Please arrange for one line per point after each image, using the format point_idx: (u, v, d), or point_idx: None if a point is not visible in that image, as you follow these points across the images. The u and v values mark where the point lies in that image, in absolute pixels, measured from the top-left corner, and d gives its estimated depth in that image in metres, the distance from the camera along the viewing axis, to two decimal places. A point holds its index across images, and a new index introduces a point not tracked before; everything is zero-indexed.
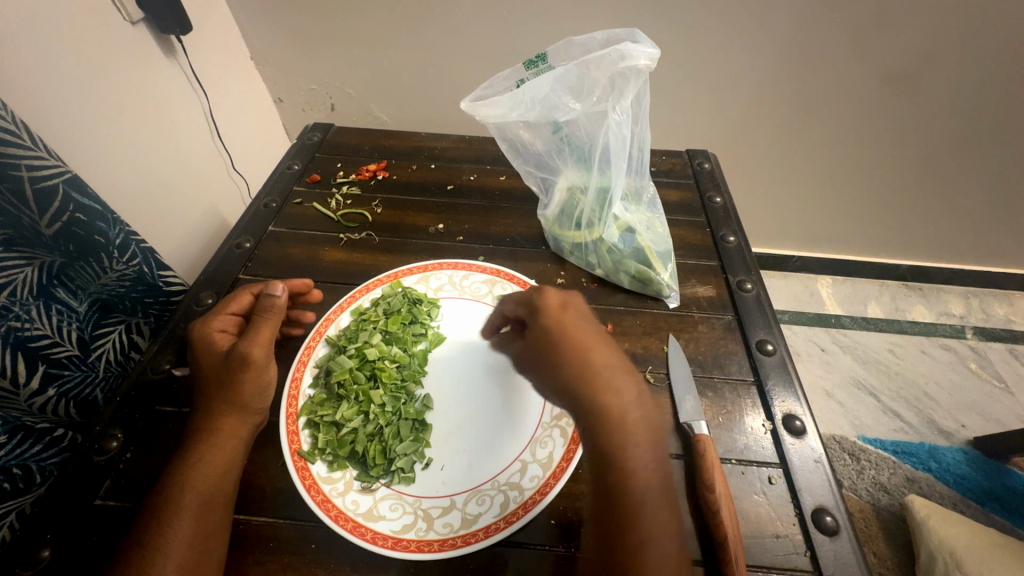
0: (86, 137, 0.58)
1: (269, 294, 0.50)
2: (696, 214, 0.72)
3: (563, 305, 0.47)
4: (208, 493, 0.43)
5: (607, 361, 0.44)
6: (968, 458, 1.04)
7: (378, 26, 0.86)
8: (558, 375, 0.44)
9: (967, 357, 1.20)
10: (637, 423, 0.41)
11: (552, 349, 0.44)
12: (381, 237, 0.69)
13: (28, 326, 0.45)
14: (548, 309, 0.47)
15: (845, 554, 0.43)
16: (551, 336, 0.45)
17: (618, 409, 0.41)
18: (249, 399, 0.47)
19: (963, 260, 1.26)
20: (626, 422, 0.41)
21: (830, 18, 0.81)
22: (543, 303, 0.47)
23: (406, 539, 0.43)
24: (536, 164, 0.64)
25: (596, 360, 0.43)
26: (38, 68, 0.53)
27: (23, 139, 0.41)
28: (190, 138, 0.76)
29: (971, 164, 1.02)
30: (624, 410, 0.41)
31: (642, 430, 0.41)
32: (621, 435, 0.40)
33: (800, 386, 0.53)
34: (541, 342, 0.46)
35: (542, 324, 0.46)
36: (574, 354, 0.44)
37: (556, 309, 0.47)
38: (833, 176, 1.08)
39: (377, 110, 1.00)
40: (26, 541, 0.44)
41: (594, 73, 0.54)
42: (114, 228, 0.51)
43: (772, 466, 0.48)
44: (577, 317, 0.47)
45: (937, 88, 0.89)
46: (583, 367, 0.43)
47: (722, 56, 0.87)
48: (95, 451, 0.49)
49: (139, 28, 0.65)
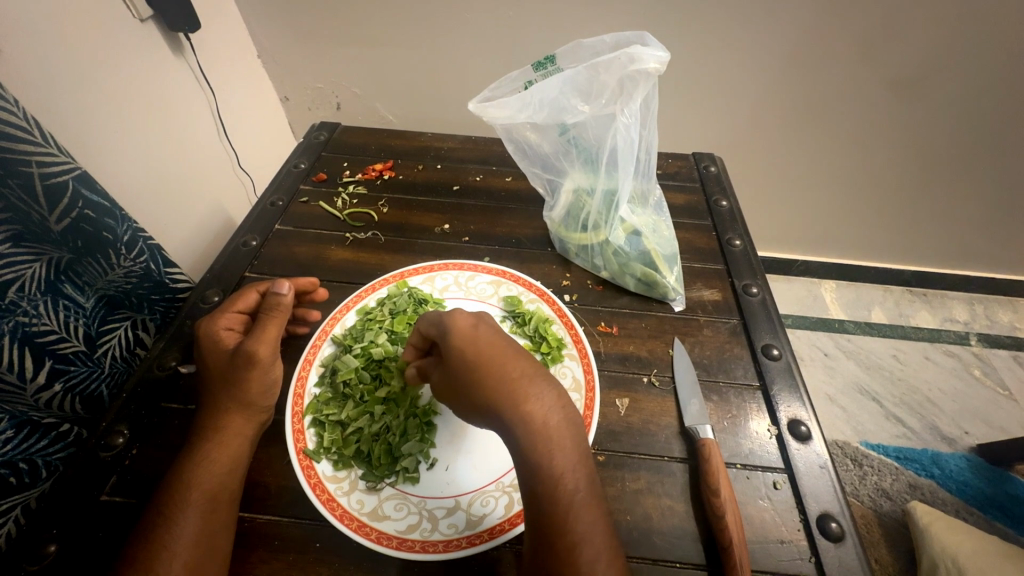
0: (94, 134, 0.58)
1: (275, 292, 0.50)
2: (702, 218, 0.72)
3: (474, 322, 0.45)
4: (214, 491, 0.43)
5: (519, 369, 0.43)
6: (971, 465, 1.04)
7: (385, 26, 0.86)
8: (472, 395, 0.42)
9: (971, 364, 1.20)
10: (559, 439, 0.40)
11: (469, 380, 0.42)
12: (387, 237, 0.69)
13: (35, 320, 0.45)
14: (459, 326, 0.44)
15: (849, 560, 0.43)
16: (463, 358, 0.43)
17: (542, 426, 0.40)
18: (256, 396, 0.48)
19: (968, 266, 1.26)
20: (553, 438, 0.40)
21: (838, 23, 0.81)
22: (454, 321, 0.45)
23: (411, 539, 0.44)
24: (542, 165, 0.64)
25: (513, 377, 0.42)
26: (48, 64, 0.53)
27: (34, 136, 0.41)
28: (196, 135, 0.76)
29: (977, 171, 1.02)
30: (548, 426, 0.40)
31: (566, 446, 0.40)
32: (548, 456, 0.39)
33: (806, 391, 0.53)
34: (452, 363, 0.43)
35: (453, 344, 0.43)
36: (493, 386, 0.41)
37: (466, 326, 0.44)
38: (839, 180, 1.08)
39: (383, 109, 1.00)
40: (32, 536, 0.44)
41: (604, 77, 0.54)
42: (123, 225, 0.51)
43: (777, 471, 0.48)
44: (488, 332, 0.45)
45: (944, 94, 0.89)
46: (502, 396, 0.41)
47: (729, 59, 0.87)
48: (101, 447, 0.49)
49: (148, 26, 0.66)
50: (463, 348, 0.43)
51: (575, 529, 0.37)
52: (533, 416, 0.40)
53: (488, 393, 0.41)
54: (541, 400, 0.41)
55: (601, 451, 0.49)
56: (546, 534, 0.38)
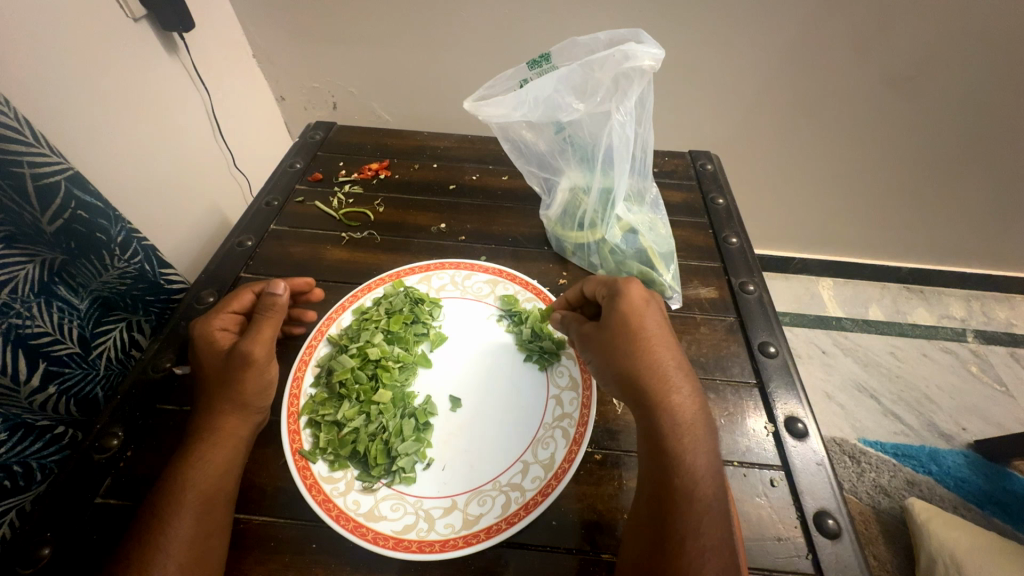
0: (88, 134, 0.58)
1: (271, 292, 0.50)
2: (699, 215, 0.72)
3: (645, 297, 0.47)
4: (209, 492, 0.43)
5: (671, 364, 0.44)
6: (968, 462, 1.04)
7: (380, 25, 0.86)
8: (624, 374, 0.44)
9: (968, 360, 1.20)
10: (699, 427, 0.41)
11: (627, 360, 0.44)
12: (382, 237, 0.69)
13: (29, 323, 0.45)
14: (631, 302, 0.46)
15: (846, 556, 0.43)
16: (621, 326, 0.45)
17: (681, 415, 0.42)
18: (251, 397, 0.47)
19: (964, 263, 1.26)
20: (692, 436, 0.41)
21: (833, 20, 0.81)
22: (625, 300, 0.46)
23: (407, 539, 0.43)
24: (538, 164, 0.64)
25: (667, 365, 0.44)
26: (40, 63, 0.52)
27: (24, 136, 0.41)
28: (191, 134, 0.76)
29: (972, 168, 1.02)
30: (691, 416, 0.42)
31: (706, 429, 0.42)
32: (685, 450, 0.40)
33: (803, 388, 0.53)
34: (607, 328, 0.46)
35: (617, 311, 0.46)
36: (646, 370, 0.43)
37: (638, 298, 0.47)
38: (836, 177, 1.08)
39: (379, 108, 1.00)
40: (26, 539, 0.44)
41: (598, 74, 0.53)
42: (117, 225, 0.50)
43: (774, 468, 0.48)
44: (656, 313, 0.47)
45: (939, 91, 0.89)
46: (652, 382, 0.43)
47: (725, 57, 0.87)
48: (95, 449, 0.49)
49: (142, 25, 0.65)
50: (625, 316, 0.46)
51: (697, 523, 0.37)
52: (681, 400, 0.42)
53: (645, 376, 0.43)
54: (686, 393, 0.43)
55: (598, 450, 0.49)
56: (664, 519, 0.38)
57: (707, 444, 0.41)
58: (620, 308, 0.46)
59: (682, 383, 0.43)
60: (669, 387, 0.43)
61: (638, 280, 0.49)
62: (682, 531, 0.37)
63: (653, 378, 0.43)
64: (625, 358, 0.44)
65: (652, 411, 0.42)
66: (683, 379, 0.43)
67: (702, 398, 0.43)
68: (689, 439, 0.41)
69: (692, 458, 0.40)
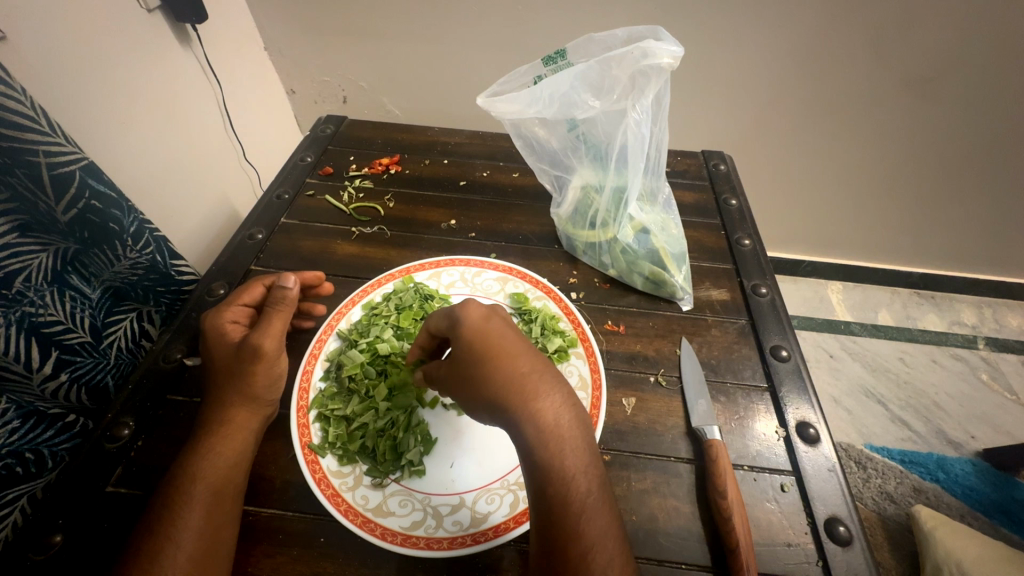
0: (101, 126, 0.58)
1: (281, 285, 0.50)
2: (712, 216, 0.71)
3: (487, 313, 0.43)
4: (219, 483, 0.43)
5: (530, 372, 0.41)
6: (976, 470, 1.03)
7: (392, 20, 0.86)
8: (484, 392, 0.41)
9: (978, 368, 1.19)
10: (567, 432, 0.40)
11: (481, 378, 0.41)
12: (393, 232, 0.69)
13: (42, 311, 0.45)
14: (470, 320, 0.42)
15: (857, 564, 0.42)
16: (474, 350, 0.41)
17: (553, 427, 0.40)
18: (261, 390, 0.48)
19: (977, 269, 1.25)
20: (562, 441, 0.39)
21: (852, 20, 0.80)
22: (466, 312, 0.43)
23: (415, 535, 0.43)
24: (551, 161, 0.63)
25: (524, 375, 0.41)
26: (57, 53, 0.53)
27: (39, 124, 0.40)
28: (203, 126, 0.76)
29: (988, 172, 1.00)
30: (558, 422, 0.40)
31: (571, 433, 0.40)
32: (560, 457, 0.39)
33: (815, 393, 0.52)
34: (463, 354, 0.41)
35: (465, 337, 0.42)
36: (505, 385, 0.40)
37: (477, 317, 0.43)
38: (849, 180, 1.07)
39: (389, 103, 1.00)
40: (37, 525, 0.44)
41: (616, 71, 0.53)
42: (129, 216, 0.50)
43: (784, 474, 0.48)
44: (502, 327, 0.43)
45: (958, 94, 0.87)
46: (510, 393, 0.40)
47: (740, 56, 0.86)
48: (106, 438, 0.49)
49: (156, 16, 0.65)
50: (473, 341, 0.41)
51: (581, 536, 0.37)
52: (550, 411, 0.40)
53: (505, 392, 0.40)
54: (553, 399, 0.41)
55: (607, 451, 0.49)
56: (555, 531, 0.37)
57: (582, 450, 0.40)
58: (470, 335, 0.42)
59: (544, 389, 0.41)
60: (532, 401, 0.40)
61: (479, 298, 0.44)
62: (575, 547, 0.36)
63: (516, 396, 0.40)
64: (489, 382, 0.40)
65: (523, 433, 0.39)
66: (547, 385, 0.41)
67: (568, 398, 0.41)
68: (563, 446, 0.39)
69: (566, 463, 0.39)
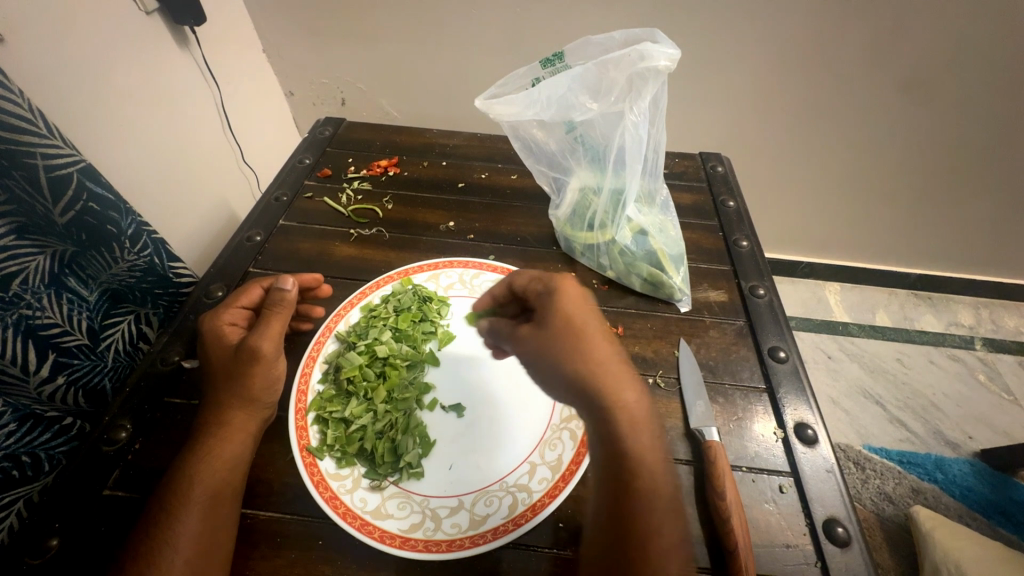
0: (99, 128, 0.58)
1: (280, 287, 0.51)
2: (709, 218, 0.71)
3: (586, 296, 0.46)
4: (218, 486, 0.43)
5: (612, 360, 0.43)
6: (974, 470, 1.03)
7: (390, 22, 0.86)
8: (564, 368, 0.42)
9: (976, 368, 1.19)
10: (642, 421, 0.41)
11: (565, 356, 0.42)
12: (391, 234, 0.69)
13: (39, 313, 0.45)
14: (565, 301, 0.45)
15: (856, 565, 0.42)
16: (565, 326, 0.43)
17: (629, 416, 0.41)
18: (260, 392, 0.47)
19: (974, 270, 1.25)
20: (636, 431, 0.40)
21: (848, 22, 0.80)
22: (564, 293, 0.45)
23: (414, 538, 0.43)
24: (549, 163, 0.63)
25: (605, 361, 0.42)
26: (55, 56, 0.53)
27: (37, 126, 0.40)
28: (201, 128, 0.76)
29: (984, 174, 1.01)
30: (633, 411, 0.41)
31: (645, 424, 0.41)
32: (632, 445, 0.40)
33: (813, 395, 0.52)
34: (552, 332, 0.44)
35: (559, 312, 0.44)
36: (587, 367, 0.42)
37: (574, 298, 0.45)
38: (846, 181, 1.07)
39: (388, 105, 1.00)
40: (33, 529, 0.44)
41: (613, 73, 0.53)
42: (127, 218, 0.50)
43: (782, 475, 0.48)
44: (591, 312, 0.45)
45: (953, 96, 0.88)
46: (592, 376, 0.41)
47: (737, 58, 0.86)
48: (104, 441, 0.49)
49: (154, 19, 0.66)
50: (571, 315, 0.44)
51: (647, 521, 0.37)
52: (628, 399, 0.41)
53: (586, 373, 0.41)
54: (630, 389, 0.42)
55: None
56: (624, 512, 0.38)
57: (654, 437, 0.41)
58: (569, 309, 0.44)
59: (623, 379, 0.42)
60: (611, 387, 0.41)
61: (575, 282, 0.47)
62: (643, 530, 0.37)
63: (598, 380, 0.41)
64: (573, 357, 0.42)
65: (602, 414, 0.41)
66: (626, 376, 0.43)
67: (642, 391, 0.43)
68: (635, 433, 0.40)
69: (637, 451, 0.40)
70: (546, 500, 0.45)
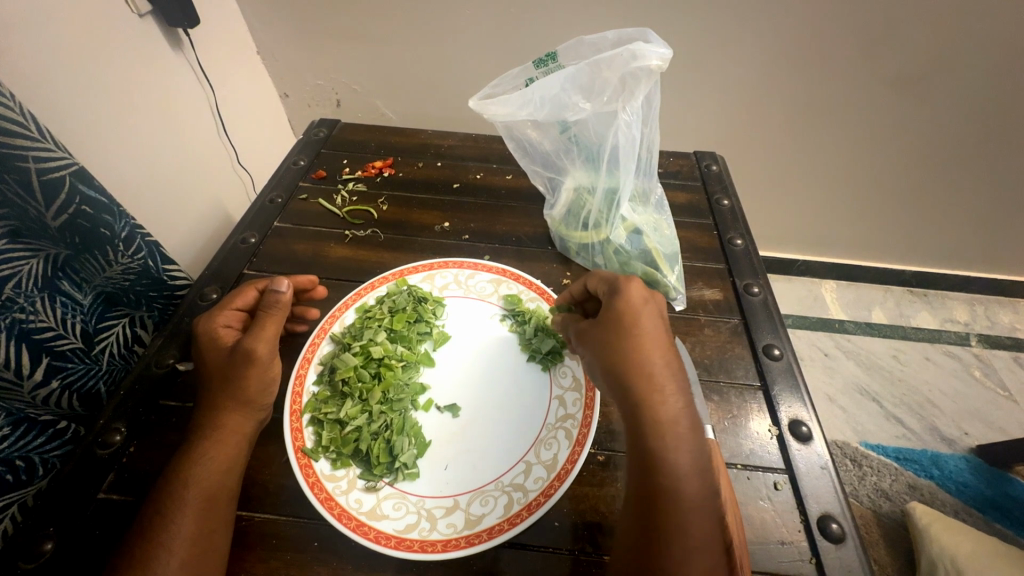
0: (92, 130, 0.58)
1: (274, 289, 0.50)
2: (704, 217, 0.71)
3: (645, 297, 0.47)
4: (212, 488, 0.43)
5: (664, 364, 0.44)
6: (970, 466, 1.03)
7: (384, 23, 0.86)
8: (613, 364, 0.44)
9: (971, 364, 1.20)
10: (684, 430, 0.41)
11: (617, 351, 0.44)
12: (386, 235, 0.69)
13: (32, 317, 0.44)
14: (629, 298, 0.46)
15: (850, 561, 0.43)
16: (621, 322, 0.45)
17: (671, 421, 0.41)
18: (254, 395, 0.47)
19: (969, 266, 1.26)
20: (676, 437, 0.41)
21: (840, 21, 0.81)
22: (629, 290, 0.47)
23: (409, 538, 0.43)
24: (543, 163, 0.63)
25: (654, 365, 0.43)
26: (47, 59, 0.53)
27: (30, 130, 0.40)
28: (195, 130, 0.76)
29: (977, 171, 1.01)
30: (673, 417, 0.42)
31: (688, 433, 0.41)
32: (671, 450, 0.40)
33: (808, 392, 0.52)
34: (608, 328, 0.45)
35: (619, 307, 0.46)
36: (634, 366, 0.43)
37: (637, 297, 0.46)
38: (841, 179, 1.07)
39: (382, 106, 1.00)
40: (27, 534, 0.44)
41: (606, 73, 0.53)
42: (120, 221, 0.50)
43: (777, 472, 0.48)
44: (653, 314, 0.46)
45: (945, 94, 0.88)
46: (637, 375, 0.43)
47: (730, 57, 0.86)
48: (98, 444, 0.49)
49: (147, 21, 0.65)
50: (624, 314, 0.45)
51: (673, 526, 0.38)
52: (672, 405, 0.42)
53: (633, 372, 0.43)
54: (676, 397, 0.43)
55: (600, 451, 0.49)
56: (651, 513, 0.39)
57: (692, 441, 0.41)
58: (621, 308, 0.46)
59: (670, 386, 0.43)
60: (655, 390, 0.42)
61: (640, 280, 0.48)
62: (666, 533, 0.37)
63: (642, 381, 0.43)
64: (624, 353, 0.44)
65: (642, 415, 0.42)
66: (676, 383, 0.43)
67: (689, 400, 0.43)
68: (673, 438, 0.41)
69: (674, 457, 0.40)
70: (541, 500, 0.45)
